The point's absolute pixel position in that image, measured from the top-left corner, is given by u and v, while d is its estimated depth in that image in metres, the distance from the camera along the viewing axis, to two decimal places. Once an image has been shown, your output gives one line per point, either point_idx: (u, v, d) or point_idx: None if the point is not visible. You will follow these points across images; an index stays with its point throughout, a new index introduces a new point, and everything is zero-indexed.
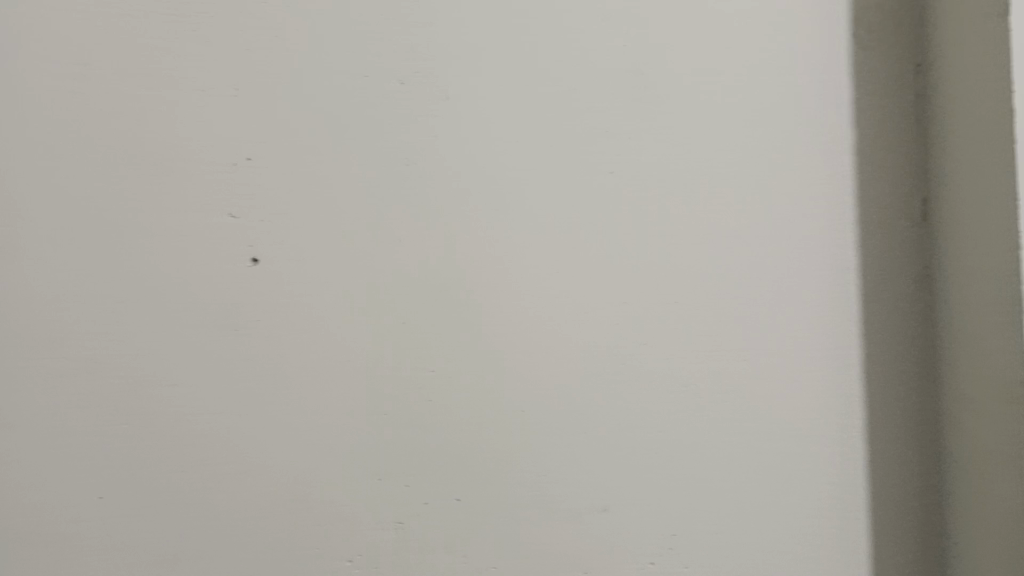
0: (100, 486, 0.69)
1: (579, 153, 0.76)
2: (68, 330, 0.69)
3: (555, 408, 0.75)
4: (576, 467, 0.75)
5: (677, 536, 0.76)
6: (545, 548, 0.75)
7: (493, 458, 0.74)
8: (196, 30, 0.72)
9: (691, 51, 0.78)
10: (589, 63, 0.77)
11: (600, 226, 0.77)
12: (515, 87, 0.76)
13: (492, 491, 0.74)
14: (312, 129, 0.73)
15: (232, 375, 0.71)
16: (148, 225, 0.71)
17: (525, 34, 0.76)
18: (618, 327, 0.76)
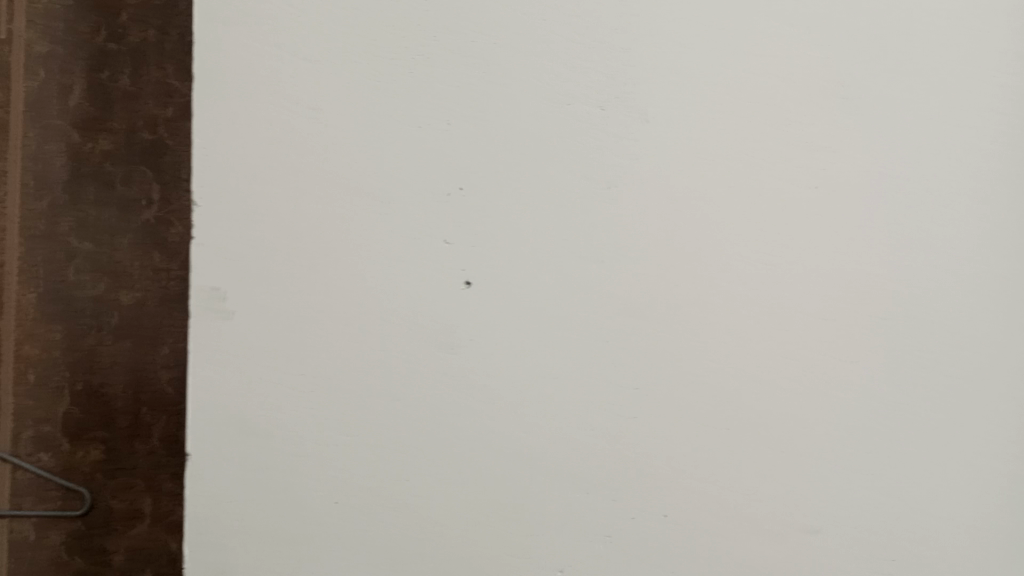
0: (330, 490, 0.72)
1: (687, 164, 0.78)
2: (290, 349, 0.72)
3: (672, 418, 0.76)
4: (697, 474, 0.76)
5: (802, 546, 0.77)
6: (675, 552, 0.76)
7: (622, 467, 0.75)
8: (402, 59, 0.75)
9: (795, 57, 0.79)
10: (693, 72, 0.78)
11: (711, 238, 0.77)
12: (622, 101, 0.77)
13: (626, 499, 0.75)
14: (429, 149, 0.74)
15: (444, 389, 0.74)
16: (366, 248, 0.73)
17: (628, 49, 0.77)
18: (733, 336, 0.77)
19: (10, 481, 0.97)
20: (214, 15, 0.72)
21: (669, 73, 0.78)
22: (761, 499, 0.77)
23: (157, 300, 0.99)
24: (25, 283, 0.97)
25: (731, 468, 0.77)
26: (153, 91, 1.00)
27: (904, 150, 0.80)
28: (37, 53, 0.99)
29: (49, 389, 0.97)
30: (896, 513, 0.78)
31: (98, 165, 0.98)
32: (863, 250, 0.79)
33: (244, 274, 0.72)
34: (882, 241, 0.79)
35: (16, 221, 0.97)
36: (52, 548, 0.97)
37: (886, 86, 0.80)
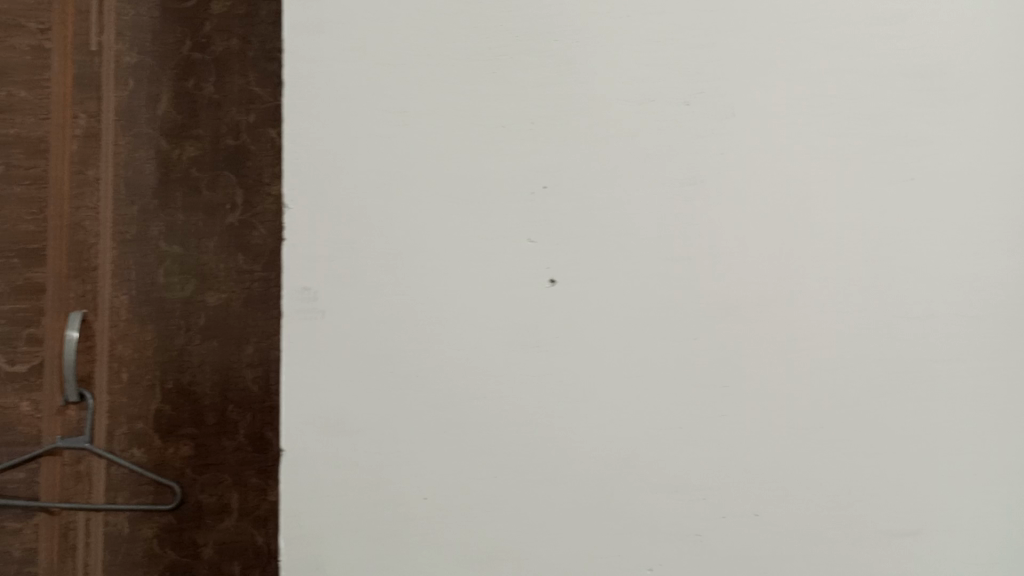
0: (420, 486, 0.73)
1: (776, 158, 0.76)
2: (380, 347, 0.74)
3: (761, 417, 0.75)
4: (788, 473, 0.75)
5: (894, 547, 0.75)
6: (765, 553, 0.74)
7: (711, 465, 0.74)
8: (488, 61, 0.75)
9: (888, 45, 0.77)
10: (782, 65, 0.76)
11: (800, 232, 0.76)
12: (709, 95, 0.76)
13: (715, 498, 0.74)
14: (514, 148, 0.75)
15: (532, 388, 0.74)
16: (452, 247, 0.74)
17: (717, 42, 0.76)
18: (826, 333, 0.76)
19: (108, 476, 1.25)
20: (308, 24, 0.75)
21: (757, 65, 0.76)
22: (858, 500, 0.75)
23: (241, 301, 1.26)
24: (118, 285, 1.26)
25: (826, 468, 0.75)
26: (236, 105, 1.27)
27: (1006, 141, 0.77)
28: (128, 65, 1.27)
29: (146, 384, 1.25)
30: (999, 516, 0.76)
31: (186, 172, 1.26)
32: (961, 245, 0.76)
33: (335, 275, 0.74)
34: (978, 234, 0.77)
35: (113, 227, 1.26)
36: (145, 541, 1.25)
37: (983, 74, 0.77)
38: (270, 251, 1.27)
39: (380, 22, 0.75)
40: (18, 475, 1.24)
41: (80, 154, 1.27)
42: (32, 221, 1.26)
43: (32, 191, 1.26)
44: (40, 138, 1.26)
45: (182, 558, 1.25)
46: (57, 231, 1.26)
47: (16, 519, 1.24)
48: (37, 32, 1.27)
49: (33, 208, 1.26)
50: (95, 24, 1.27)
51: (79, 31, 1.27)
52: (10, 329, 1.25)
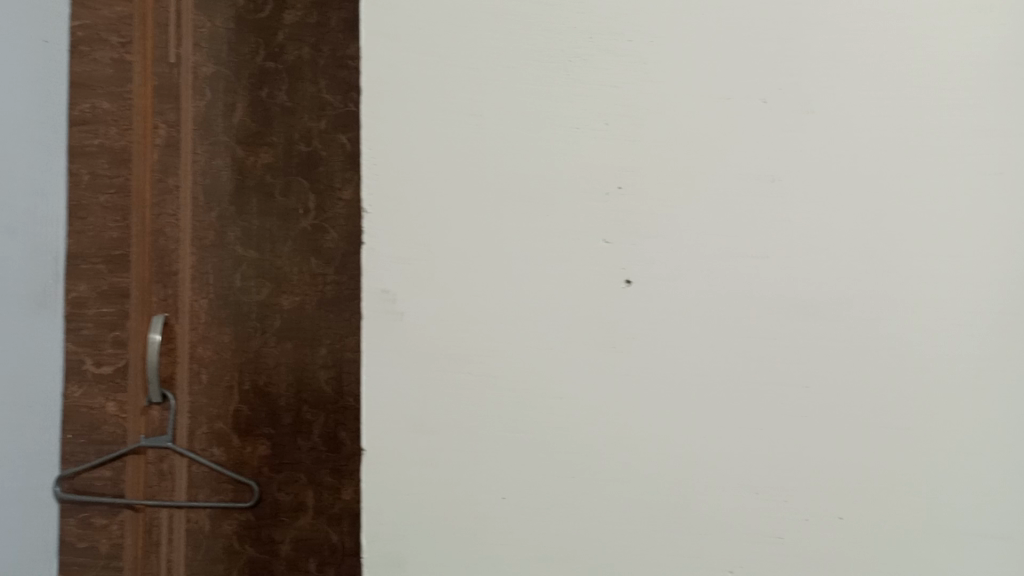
0: (498, 486, 0.74)
1: (856, 155, 0.75)
2: (458, 349, 0.74)
3: (842, 417, 0.74)
4: (869, 474, 0.73)
5: (977, 549, 0.73)
6: (846, 555, 0.73)
7: (791, 466, 0.73)
8: (562, 63, 0.76)
9: (971, 37, 0.75)
10: (862, 60, 0.75)
11: (881, 229, 0.74)
12: (787, 93, 0.75)
13: (795, 499, 0.73)
14: (589, 150, 0.75)
15: (609, 388, 0.74)
16: (529, 248, 0.75)
17: (795, 38, 0.75)
18: (908, 332, 0.74)
19: (190, 474, 1.29)
20: (383, 30, 0.76)
21: (837, 60, 0.75)
22: (939, 497, 0.73)
23: (315, 304, 1.29)
24: (198, 288, 1.30)
25: (906, 465, 0.73)
26: (308, 112, 1.30)
27: None
28: (204, 76, 1.31)
29: (225, 385, 1.29)
30: None
31: (261, 179, 1.30)
32: None
33: (414, 277, 0.75)
34: None
35: (192, 233, 1.31)
36: (225, 537, 1.29)
37: None
38: (342, 255, 1.29)
39: (455, 26, 0.76)
40: (104, 473, 1.30)
41: (161, 163, 1.32)
42: (117, 228, 1.32)
43: (116, 200, 1.32)
44: (123, 147, 1.32)
45: (261, 554, 1.28)
46: (140, 237, 1.31)
47: (103, 515, 1.30)
48: (118, 46, 1.32)
49: (117, 216, 1.32)
50: (173, 36, 1.32)
51: (159, 43, 1.32)
52: (98, 331, 1.31)
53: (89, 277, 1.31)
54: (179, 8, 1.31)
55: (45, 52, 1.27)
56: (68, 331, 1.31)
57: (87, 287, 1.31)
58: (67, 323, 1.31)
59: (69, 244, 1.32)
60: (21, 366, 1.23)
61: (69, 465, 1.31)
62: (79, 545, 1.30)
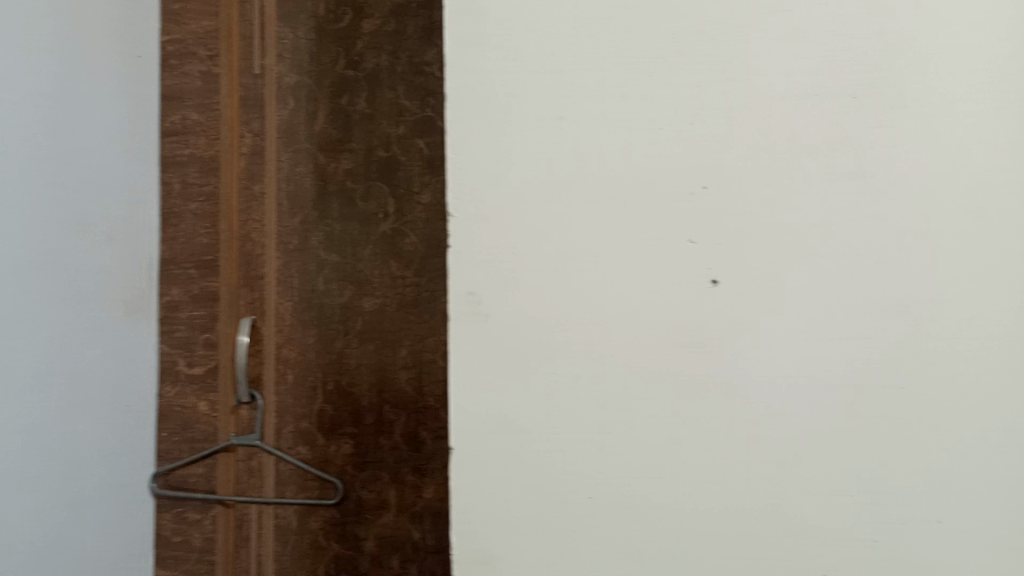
0: (584, 486, 0.75)
1: (951, 149, 0.73)
2: (544, 349, 0.75)
3: (940, 419, 0.71)
4: (969, 477, 0.71)
5: None
6: (945, 559, 0.71)
7: (886, 469, 0.72)
8: (644, 64, 0.76)
9: None
10: (955, 51, 0.73)
11: (979, 225, 0.72)
12: (875, 87, 0.73)
13: (889, 501, 0.72)
14: (673, 151, 0.75)
15: (693, 389, 0.74)
16: (613, 250, 0.75)
17: (883, 32, 0.74)
18: (1011, 332, 0.71)
19: (277, 471, 1.34)
20: (466, 37, 0.77)
21: (928, 51, 0.73)
22: (985, 496, 0.71)
23: (395, 306, 1.31)
24: (283, 291, 1.35)
25: (990, 467, 0.71)
26: (385, 117, 1.32)
27: None
28: (286, 85, 1.35)
29: (310, 385, 1.33)
30: None
31: (342, 185, 1.33)
32: None
33: (499, 280, 0.76)
34: None
35: (277, 238, 1.35)
36: (312, 533, 1.33)
37: None
38: (420, 258, 1.31)
39: (535, 31, 0.77)
40: (199, 469, 1.35)
41: (247, 170, 1.36)
42: (206, 233, 1.37)
43: (206, 207, 1.37)
44: (211, 157, 1.36)
45: (346, 550, 1.31)
46: (228, 243, 1.36)
47: (197, 510, 1.35)
48: (206, 59, 1.37)
49: (206, 222, 1.37)
50: (257, 48, 1.36)
51: (244, 55, 1.36)
52: (190, 334, 1.37)
53: (182, 282, 1.37)
54: (263, 20, 1.36)
55: (137, 67, 1.33)
56: (163, 333, 1.38)
57: (180, 291, 1.37)
58: (162, 325, 1.38)
59: (162, 251, 1.38)
60: (120, 368, 1.30)
61: (165, 461, 1.37)
62: (175, 539, 1.36)
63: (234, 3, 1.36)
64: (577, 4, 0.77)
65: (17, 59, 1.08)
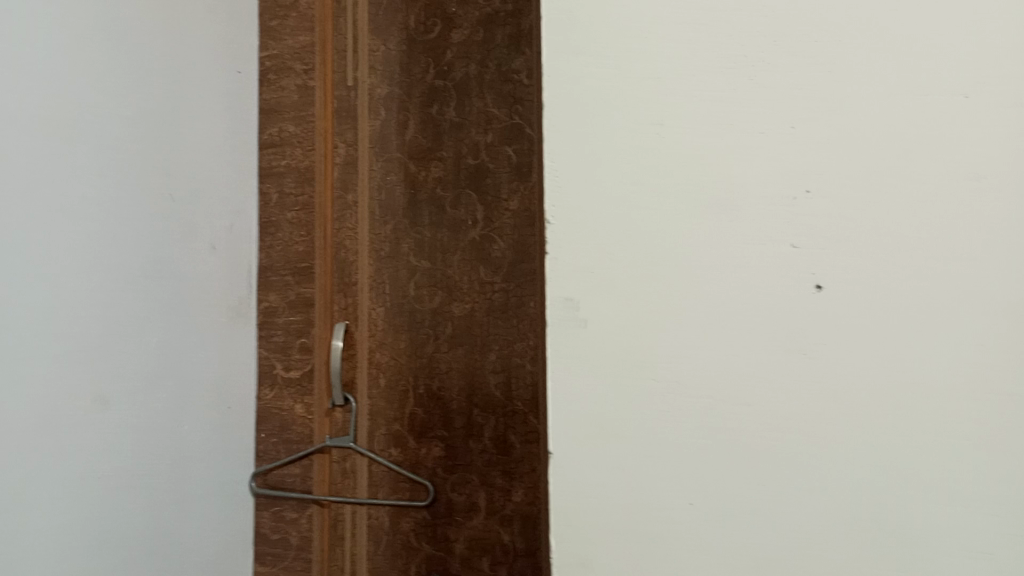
0: (685, 492, 0.74)
1: None
2: (643, 353, 0.76)
3: None
4: None
5: None
6: None
7: (1002, 480, 0.70)
8: (744, 67, 0.75)
9: None
10: None
11: None
12: (987, 85, 0.71)
13: (1005, 513, 0.70)
14: (774, 153, 0.74)
15: (794, 395, 0.73)
16: (714, 256, 0.75)
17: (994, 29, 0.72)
18: None
19: (370, 473, 1.37)
20: (562, 46, 0.79)
21: None
22: None
23: (484, 311, 1.33)
24: (376, 297, 1.38)
25: None
26: (475, 125, 1.34)
27: None
28: (378, 96, 1.39)
29: (402, 389, 1.36)
30: None
31: (432, 192, 1.36)
32: None
33: (597, 286, 0.77)
34: None
35: (370, 245, 1.39)
36: (404, 534, 1.36)
37: None
38: (508, 264, 1.32)
39: (632, 39, 0.78)
40: (294, 469, 1.39)
41: (341, 180, 1.41)
42: (301, 242, 1.41)
43: (302, 216, 1.41)
44: (306, 167, 1.41)
45: (437, 551, 1.34)
46: (322, 252, 1.39)
47: (294, 510, 1.39)
48: (302, 73, 1.41)
49: (302, 231, 1.41)
50: (351, 60, 1.40)
51: (338, 68, 1.41)
52: (287, 338, 1.42)
53: (278, 288, 1.42)
54: (355, 34, 1.40)
55: (239, 82, 1.39)
56: (261, 337, 1.43)
57: (277, 297, 1.42)
58: (260, 330, 1.43)
59: (260, 258, 1.44)
60: (224, 370, 1.35)
61: (264, 461, 1.42)
62: (273, 537, 1.40)
63: (328, 19, 1.40)
64: (676, 9, 0.77)
65: (124, 77, 1.14)
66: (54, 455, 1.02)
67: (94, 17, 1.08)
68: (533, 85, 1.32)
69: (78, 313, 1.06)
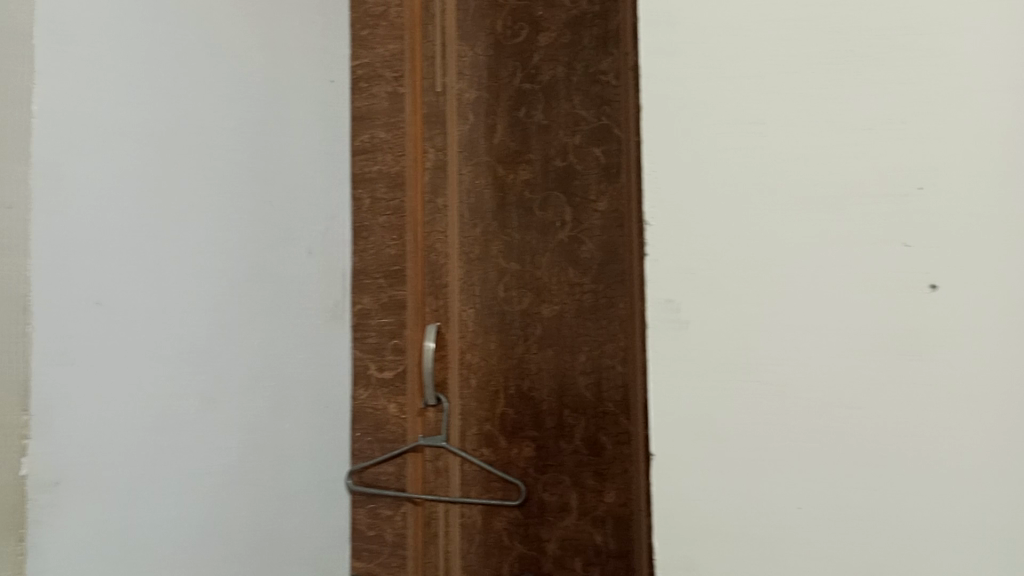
0: (792, 496, 0.73)
1: None
2: (747, 355, 0.75)
3: None
4: None
5: None
6: None
7: None
8: (849, 63, 0.74)
9: None
10: None
11: None
12: None
13: None
14: (883, 150, 0.73)
15: (907, 397, 0.71)
16: (821, 256, 0.74)
17: None
18: None
19: (462, 472, 1.38)
20: (661, 47, 0.79)
21: None
22: None
23: (573, 313, 1.31)
24: (466, 299, 1.40)
25: None
26: (562, 125, 1.33)
27: None
28: (467, 101, 1.40)
29: (494, 389, 1.37)
30: None
31: (520, 194, 1.36)
32: None
33: (699, 288, 0.77)
34: None
35: (460, 248, 1.40)
36: (496, 532, 1.36)
37: None
38: (598, 265, 1.30)
39: (732, 38, 0.77)
40: (389, 468, 1.42)
41: (431, 185, 1.43)
42: (393, 245, 1.43)
43: (393, 220, 1.43)
44: (397, 172, 1.43)
45: (530, 551, 1.33)
46: (413, 254, 1.42)
47: (389, 507, 1.42)
48: (392, 80, 1.44)
49: (393, 235, 1.44)
50: (439, 67, 1.42)
51: (427, 75, 1.43)
52: (380, 339, 1.45)
53: (372, 290, 1.45)
54: (444, 41, 1.41)
55: (332, 90, 1.43)
56: (356, 339, 1.47)
57: (371, 299, 1.45)
58: (355, 332, 1.47)
59: (354, 262, 1.47)
60: (321, 371, 1.40)
61: (360, 459, 1.45)
62: (369, 533, 1.44)
63: (417, 26, 1.43)
64: (778, 6, 0.76)
65: (226, 90, 1.20)
66: (162, 452, 1.07)
67: (195, 34, 1.14)
68: (620, 85, 1.29)
69: (187, 318, 1.12)
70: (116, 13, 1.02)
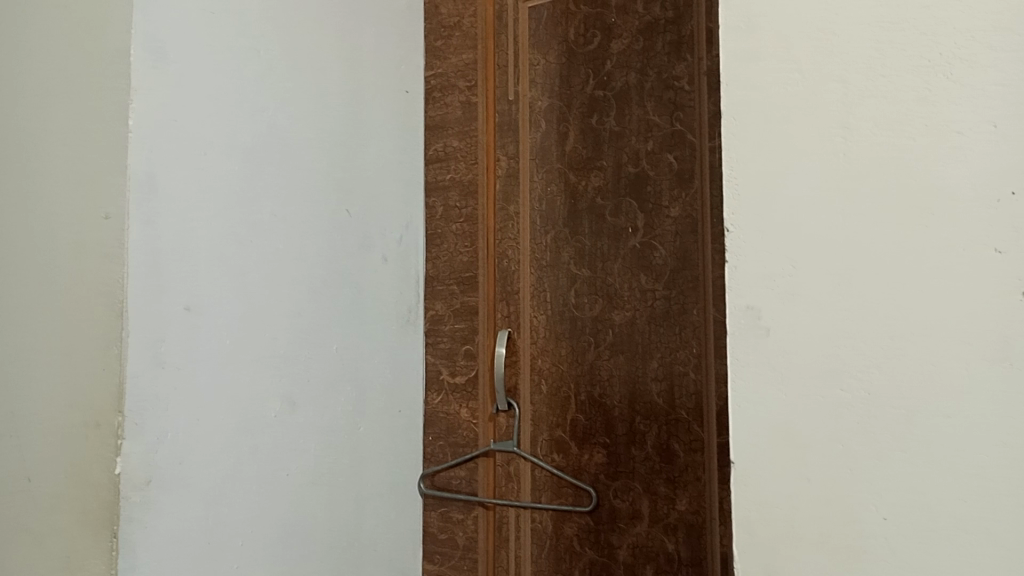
0: (878, 506, 0.72)
1: None
2: (830, 363, 0.74)
3: None
4: None
5: None
6: None
7: None
8: (937, 65, 0.72)
9: None
10: None
11: None
12: None
13: None
14: (972, 153, 0.71)
15: (1000, 407, 0.69)
16: (908, 263, 0.72)
17: None
18: None
19: (533, 477, 1.38)
20: (742, 54, 0.80)
21: None
22: None
23: (645, 319, 1.29)
24: (537, 305, 1.39)
25: None
26: (636, 132, 1.32)
27: None
28: (540, 109, 1.40)
29: (566, 396, 1.36)
30: None
31: (592, 200, 1.35)
32: None
33: (781, 294, 0.76)
34: None
35: (531, 254, 1.40)
36: (567, 538, 1.34)
37: None
38: (671, 271, 1.27)
39: (815, 43, 0.77)
40: (460, 472, 1.44)
41: (503, 192, 1.43)
42: (466, 252, 1.45)
43: (465, 227, 1.45)
44: (470, 180, 1.45)
45: (601, 557, 1.31)
46: (485, 260, 1.43)
47: (460, 511, 1.43)
48: (465, 89, 1.46)
49: (466, 241, 1.45)
50: (511, 75, 1.43)
51: (500, 84, 1.44)
52: (452, 345, 1.46)
53: (444, 297, 1.47)
54: (516, 49, 1.43)
55: (408, 101, 1.47)
56: (429, 345, 1.49)
57: (443, 305, 1.47)
58: (428, 338, 1.49)
59: (427, 268, 1.49)
60: (395, 375, 1.42)
61: (432, 463, 1.47)
62: (441, 536, 1.45)
63: (490, 37, 1.45)
64: (863, 8, 0.75)
65: (308, 102, 1.23)
66: (245, 452, 1.11)
67: (279, 48, 1.18)
68: (694, 90, 1.27)
69: (270, 322, 1.16)
70: (207, 29, 1.06)
